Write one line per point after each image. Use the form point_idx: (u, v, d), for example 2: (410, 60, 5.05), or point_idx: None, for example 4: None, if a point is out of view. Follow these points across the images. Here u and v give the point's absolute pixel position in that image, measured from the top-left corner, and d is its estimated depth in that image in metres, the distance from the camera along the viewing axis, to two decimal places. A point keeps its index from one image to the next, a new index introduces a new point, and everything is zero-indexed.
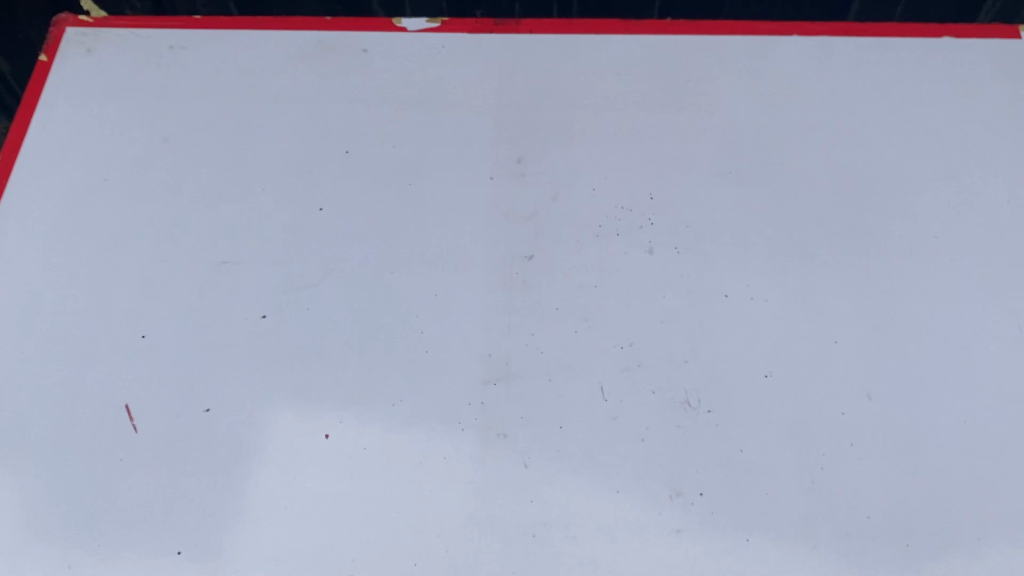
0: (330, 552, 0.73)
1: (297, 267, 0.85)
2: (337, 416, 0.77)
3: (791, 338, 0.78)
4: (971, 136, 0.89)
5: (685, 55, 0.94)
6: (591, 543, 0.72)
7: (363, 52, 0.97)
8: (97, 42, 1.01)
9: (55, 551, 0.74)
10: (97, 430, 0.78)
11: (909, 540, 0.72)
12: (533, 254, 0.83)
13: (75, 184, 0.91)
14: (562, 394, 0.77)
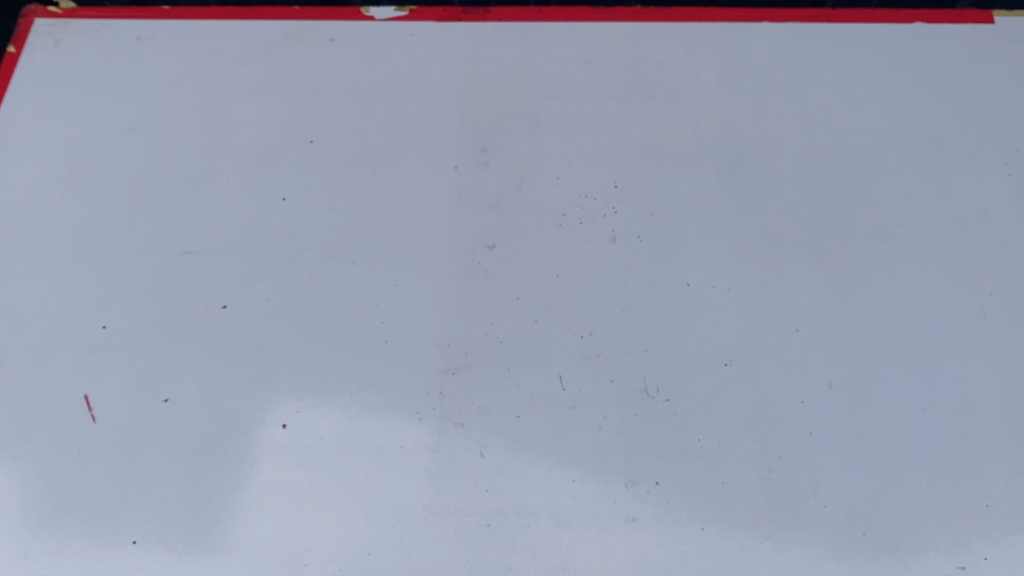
0: (286, 542, 0.81)
1: (262, 260, 0.94)
2: (294, 407, 0.86)
3: (741, 328, 0.89)
4: (896, 129, 1.02)
5: (648, 45, 1.07)
6: (547, 532, 0.81)
7: (330, 41, 1.09)
8: (64, 32, 1.12)
9: (17, 540, 0.81)
10: (57, 422, 0.86)
11: (846, 532, 0.81)
12: (494, 244, 0.94)
13: (38, 185, 1.00)
14: (521, 383, 0.86)
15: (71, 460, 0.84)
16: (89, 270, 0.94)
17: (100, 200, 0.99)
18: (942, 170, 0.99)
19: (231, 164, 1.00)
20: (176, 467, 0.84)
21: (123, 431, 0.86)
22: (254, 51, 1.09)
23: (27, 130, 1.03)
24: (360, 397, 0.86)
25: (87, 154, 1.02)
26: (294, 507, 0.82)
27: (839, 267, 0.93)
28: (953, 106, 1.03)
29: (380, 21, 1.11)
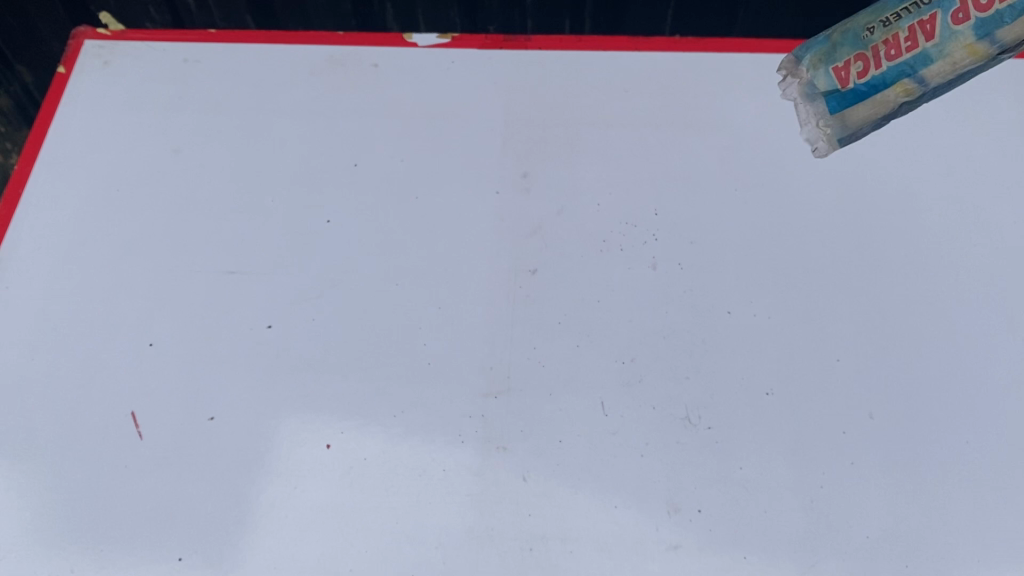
0: (329, 562, 0.81)
1: (306, 281, 0.95)
2: (339, 428, 0.87)
3: (782, 357, 0.90)
4: (935, 160, 1.02)
5: (688, 75, 1.09)
6: (589, 557, 0.81)
7: (373, 67, 1.11)
8: (113, 54, 1.14)
9: (64, 553, 0.82)
10: (105, 438, 0.87)
11: (888, 563, 0.80)
12: (536, 269, 0.95)
13: (88, 202, 1.02)
14: (562, 408, 0.87)
15: (118, 475, 0.85)
16: (138, 287, 0.96)
17: (147, 219, 1.00)
18: (982, 202, 0.99)
19: (276, 185, 1.02)
20: (219, 484, 0.84)
21: (169, 447, 0.86)
22: (298, 75, 1.11)
23: (76, 148, 1.05)
24: (404, 419, 0.87)
25: (135, 173, 1.04)
26: (338, 527, 0.82)
27: (877, 298, 0.93)
28: (993, 138, 1.04)
29: (423, 47, 1.13)
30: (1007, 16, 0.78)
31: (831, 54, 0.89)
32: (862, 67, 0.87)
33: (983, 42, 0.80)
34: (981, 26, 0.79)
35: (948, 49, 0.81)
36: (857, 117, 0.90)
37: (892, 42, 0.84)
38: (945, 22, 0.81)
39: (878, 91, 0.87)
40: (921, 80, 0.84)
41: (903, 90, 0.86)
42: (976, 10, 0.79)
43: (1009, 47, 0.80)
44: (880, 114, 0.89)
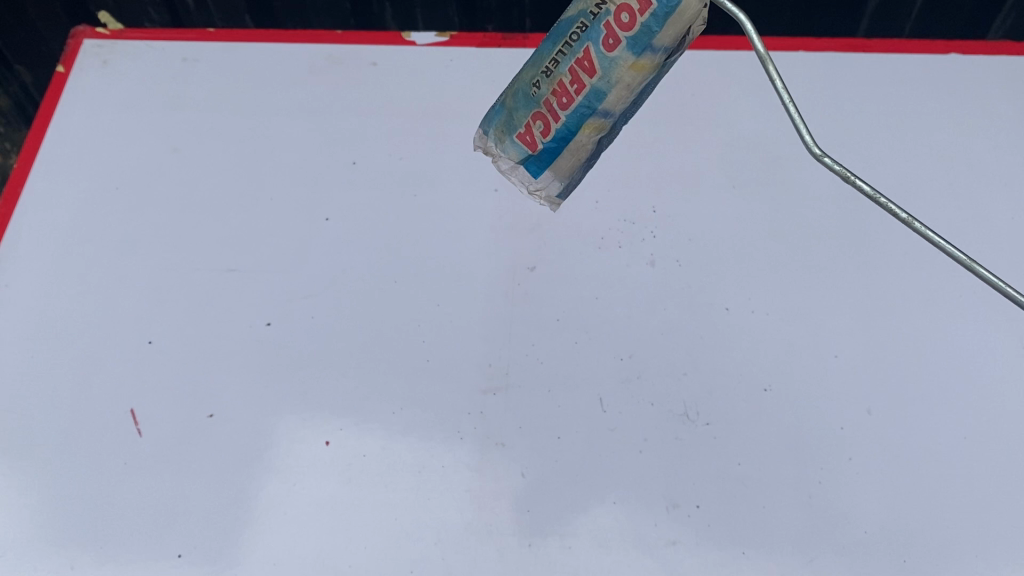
0: (329, 559, 0.81)
1: (305, 278, 0.95)
2: (338, 425, 0.87)
3: (780, 353, 0.90)
4: (932, 157, 1.02)
5: (686, 75, 1.09)
6: (588, 552, 0.81)
7: (372, 65, 1.12)
8: (112, 53, 1.15)
9: (63, 550, 0.82)
10: (105, 435, 0.87)
11: (887, 558, 0.80)
12: (534, 266, 0.95)
13: (88, 200, 1.02)
14: (561, 404, 0.87)
15: (117, 473, 0.85)
16: (137, 285, 0.96)
17: (146, 217, 1.01)
18: (979, 198, 0.99)
19: (275, 184, 1.02)
20: (219, 481, 0.84)
21: (168, 444, 0.86)
22: (298, 73, 1.11)
23: (75, 147, 1.06)
24: (403, 416, 0.87)
25: (134, 172, 1.04)
26: (337, 523, 0.83)
27: (875, 294, 0.93)
28: (989, 135, 1.04)
29: (421, 46, 1.13)
30: (654, 26, 0.68)
31: (508, 119, 0.77)
32: (543, 126, 0.75)
33: (646, 56, 0.69)
34: (635, 44, 0.69)
35: (615, 77, 0.71)
36: (566, 168, 0.78)
37: (558, 92, 0.73)
38: (599, 52, 0.70)
39: (575, 139, 0.75)
40: (605, 113, 0.73)
41: (593, 129, 0.75)
42: (621, 32, 0.69)
43: (666, 51, 0.70)
44: (583, 159, 0.77)
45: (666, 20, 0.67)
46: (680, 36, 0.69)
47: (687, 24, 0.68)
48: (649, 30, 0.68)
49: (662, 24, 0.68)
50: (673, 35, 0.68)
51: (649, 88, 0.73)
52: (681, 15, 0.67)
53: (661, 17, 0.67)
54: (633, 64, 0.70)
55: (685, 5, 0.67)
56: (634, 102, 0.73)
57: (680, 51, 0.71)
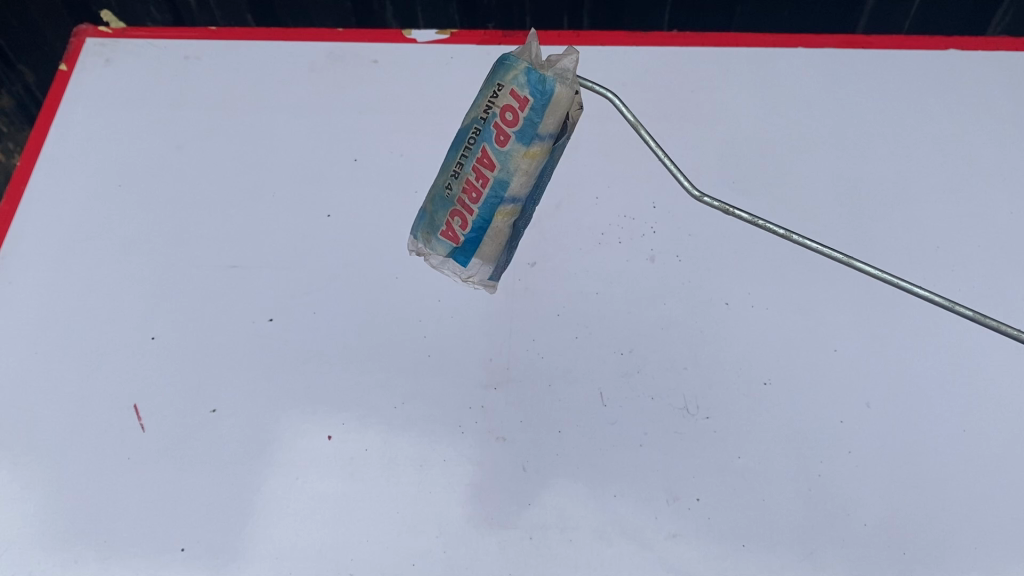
0: (331, 552, 0.82)
1: (306, 274, 0.96)
2: (340, 419, 0.87)
3: (779, 347, 0.90)
4: (931, 152, 1.03)
5: (686, 72, 1.10)
6: (589, 546, 0.81)
7: (373, 62, 1.12)
8: (114, 51, 1.15)
9: (68, 544, 0.82)
10: (108, 430, 0.87)
11: (886, 550, 0.81)
12: (535, 262, 0.96)
13: (91, 197, 1.02)
14: (562, 399, 0.88)
15: (120, 467, 0.86)
16: (140, 281, 0.96)
17: (149, 214, 1.01)
18: (979, 192, 1.00)
19: (277, 181, 1.03)
20: (222, 475, 0.85)
21: (171, 439, 0.87)
22: (299, 71, 1.12)
23: (78, 144, 1.06)
24: (404, 410, 0.88)
25: (137, 169, 1.05)
26: (339, 517, 0.83)
27: (874, 289, 0.94)
28: (989, 130, 1.04)
29: (422, 43, 1.14)
30: (535, 117, 0.78)
31: (428, 224, 0.85)
32: (460, 220, 0.83)
33: (536, 144, 0.79)
34: (523, 135, 0.79)
35: (514, 166, 0.80)
36: (490, 253, 0.84)
37: (467, 189, 0.82)
38: (495, 149, 0.80)
39: (491, 227, 0.83)
40: (513, 199, 0.82)
41: (506, 215, 0.83)
42: (508, 129, 0.79)
43: (552, 136, 0.80)
44: (504, 243, 0.84)
45: (545, 109, 0.78)
46: (559, 120, 0.80)
47: (564, 110, 0.79)
48: (533, 121, 0.78)
49: (542, 114, 0.78)
50: (553, 122, 0.79)
51: (543, 170, 0.83)
52: (556, 104, 0.78)
53: (540, 108, 0.78)
54: (526, 154, 0.79)
55: (556, 95, 0.78)
56: (533, 185, 0.82)
57: (563, 135, 0.82)
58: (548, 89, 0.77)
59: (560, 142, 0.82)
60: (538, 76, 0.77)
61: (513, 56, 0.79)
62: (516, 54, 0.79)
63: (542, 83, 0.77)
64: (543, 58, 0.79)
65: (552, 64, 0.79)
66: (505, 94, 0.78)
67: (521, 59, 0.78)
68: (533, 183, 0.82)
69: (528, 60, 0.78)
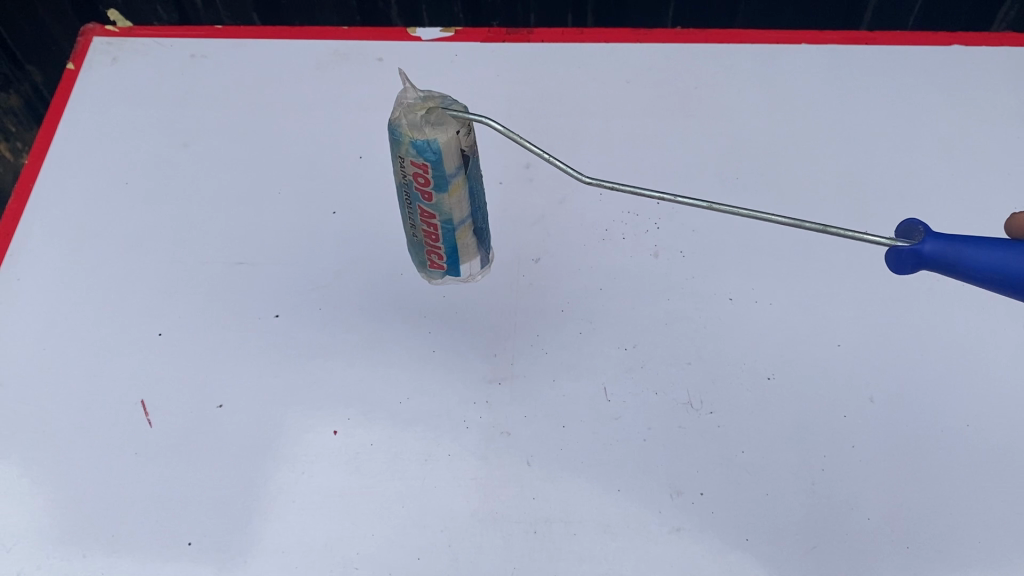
0: (336, 546, 0.82)
1: (311, 271, 0.97)
2: (345, 414, 0.88)
3: (782, 342, 0.90)
4: (935, 147, 1.03)
5: (689, 69, 1.11)
6: (593, 539, 0.81)
7: (378, 61, 1.13)
8: (121, 50, 1.16)
9: (75, 539, 0.83)
10: (116, 426, 0.88)
11: (891, 544, 0.80)
12: (539, 259, 0.96)
13: (99, 195, 1.03)
14: (566, 394, 0.88)
15: (128, 463, 0.86)
16: (147, 278, 0.97)
17: (156, 212, 1.02)
18: (983, 187, 1.00)
19: (282, 178, 1.04)
20: (229, 470, 0.86)
21: (178, 435, 0.88)
22: (304, 69, 1.13)
23: (86, 142, 1.07)
24: (409, 405, 0.88)
25: (144, 167, 1.06)
26: (345, 512, 0.83)
27: (877, 284, 0.94)
28: (992, 125, 1.04)
29: (427, 41, 1.14)
30: (440, 172, 0.81)
31: (415, 257, 0.94)
32: (435, 254, 0.91)
33: (453, 184, 0.83)
34: (439, 186, 0.83)
35: (449, 208, 0.85)
36: (471, 257, 0.93)
37: (427, 232, 0.89)
38: (427, 204, 0.85)
39: (460, 245, 0.90)
40: (464, 221, 0.88)
41: (467, 231, 0.90)
42: (426, 187, 0.83)
43: (461, 168, 0.83)
44: (478, 246, 0.92)
45: (442, 162, 0.81)
46: (462, 151, 0.82)
47: (458, 147, 0.81)
48: (440, 173, 0.82)
49: (443, 167, 0.81)
50: (455, 160, 0.81)
51: (475, 185, 0.87)
52: (447, 153, 0.80)
53: (438, 164, 0.81)
54: (451, 196, 0.84)
55: (445, 148, 0.80)
56: (473, 207, 0.87)
57: (473, 151, 0.84)
58: (436, 147, 0.79)
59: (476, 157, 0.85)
60: (421, 145, 0.79)
61: (393, 128, 0.80)
62: (392, 121, 0.80)
63: (428, 146, 0.79)
64: (416, 114, 0.79)
65: (427, 114, 0.79)
66: (407, 164, 0.82)
67: (400, 133, 0.79)
68: (472, 204, 0.87)
69: (405, 128, 0.79)
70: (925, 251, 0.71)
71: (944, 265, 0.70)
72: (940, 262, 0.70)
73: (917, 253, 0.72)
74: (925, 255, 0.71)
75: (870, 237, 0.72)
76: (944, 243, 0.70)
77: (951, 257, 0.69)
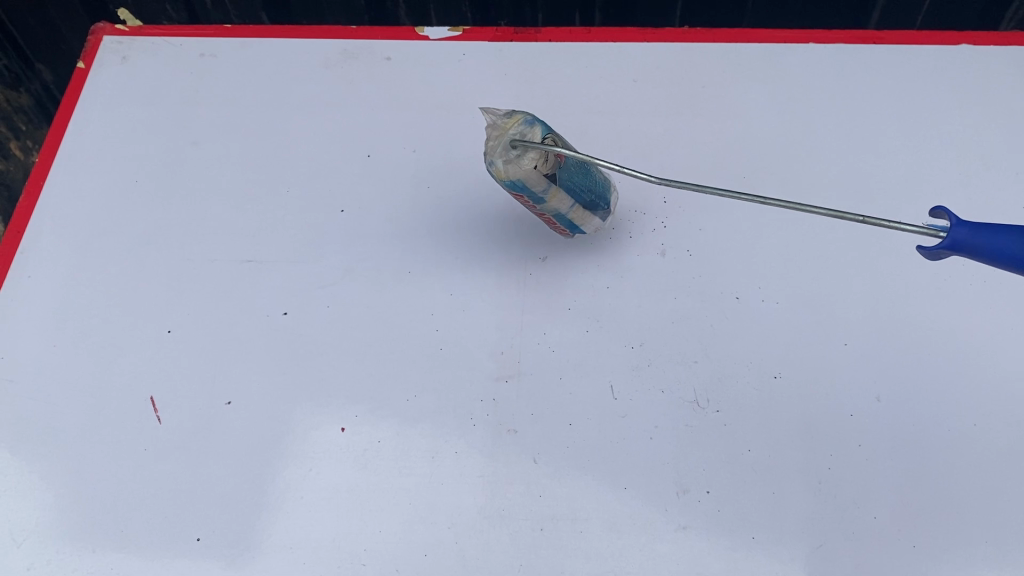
0: (344, 542, 0.82)
1: (319, 268, 0.97)
2: (353, 411, 0.88)
3: (789, 341, 0.90)
4: (943, 147, 1.03)
5: (697, 68, 1.11)
6: (600, 537, 0.82)
7: (386, 60, 1.13)
8: (131, 49, 1.16)
9: (86, 534, 0.84)
10: (126, 422, 0.89)
11: (895, 544, 0.81)
12: (546, 257, 0.96)
13: (108, 193, 1.04)
14: (573, 392, 0.88)
15: (137, 459, 0.87)
16: (156, 276, 0.98)
17: (165, 210, 1.02)
18: (991, 187, 0.99)
19: (291, 177, 1.04)
20: (238, 466, 0.86)
21: (187, 431, 0.88)
22: (313, 67, 1.13)
23: (96, 141, 1.08)
24: (416, 403, 0.88)
25: (153, 165, 1.06)
26: (352, 508, 0.84)
27: (885, 284, 0.94)
28: (1001, 125, 1.04)
29: (435, 40, 1.15)
30: (532, 194, 0.85)
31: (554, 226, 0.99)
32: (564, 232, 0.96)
33: (547, 197, 0.86)
34: (537, 200, 0.86)
35: (556, 210, 0.89)
36: (596, 224, 0.95)
37: (544, 219, 0.92)
38: (534, 210, 0.89)
39: (580, 224, 0.93)
40: (577, 208, 0.90)
41: (584, 214, 0.92)
42: (527, 201, 0.87)
43: (551, 183, 0.85)
44: (599, 216, 0.94)
45: (531, 187, 0.84)
46: (548, 171, 0.85)
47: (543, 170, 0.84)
48: (533, 194, 0.85)
49: (532, 191, 0.85)
50: (541, 180, 0.84)
51: (575, 177, 0.88)
52: (530, 180, 0.83)
53: (527, 189, 0.84)
54: (550, 202, 0.87)
55: (529, 179, 0.83)
56: (575, 195, 0.88)
57: (563, 157, 0.86)
58: (521, 182, 0.83)
59: (566, 157, 0.86)
60: (507, 183, 0.83)
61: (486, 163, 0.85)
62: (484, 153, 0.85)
63: (515, 182, 0.83)
64: (500, 150, 0.83)
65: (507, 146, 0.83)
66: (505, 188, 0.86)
67: (490, 167, 0.84)
68: (574, 193, 0.89)
69: (493, 165, 0.84)
70: (955, 239, 0.69)
71: (985, 252, 0.68)
72: (974, 249, 0.68)
73: (943, 243, 0.70)
74: (953, 243, 0.70)
75: (905, 226, 0.71)
76: (970, 229, 0.69)
77: (992, 248, 0.67)
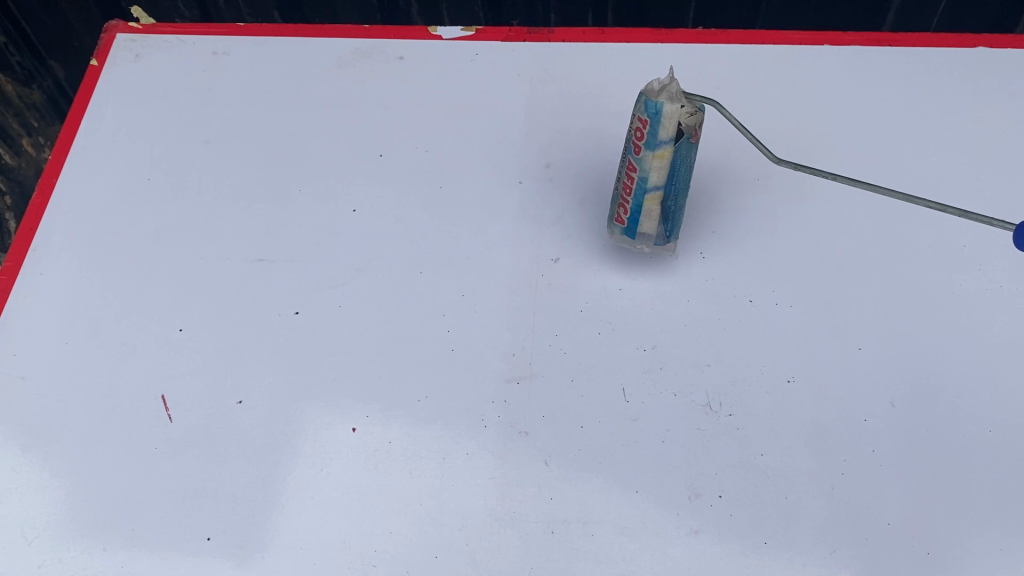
0: (354, 543, 0.82)
1: (330, 268, 0.97)
2: (364, 412, 0.88)
3: (803, 345, 0.90)
4: (959, 150, 1.02)
5: (711, 70, 1.10)
6: (611, 540, 0.82)
7: (399, 59, 1.13)
8: (144, 47, 1.16)
9: (96, 532, 0.84)
10: (136, 421, 0.89)
11: (909, 550, 0.80)
12: (559, 259, 0.96)
13: (120, 191, 1.04)
14: (584, 394, 0.88)
15: (148, 457, 0.87)
16: (167, 275, 0.98)
17: (176, 208, 1.02)
18: (1008, 191, 0.99)
19: (303, 176, 1.04)
20: (247, 466, 0.86)
21: (197, 429, 0.88)
22: (325, 66, 1.13)
23: (108, 139, 1.08)
24: (427, 404, 0.88)
25: (165, 163, 1.06)
26: (362, 508, 0.84)
27: (899, 288, 0.93)
28: (1018, 128, 1.03)
29: (447, 40, 1.15)
30: (653, 130, 0.85)
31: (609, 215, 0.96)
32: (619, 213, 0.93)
33: (662, 147, 0.85)
34: (650, 143, 0.86)
35: (648, 168, 0.87)
36: (649, 229, 0.93)
37: (623, 182, 0.91)
38: (633, 158, 0.88)
39: (644, 212, 0.91)
40: (660, 189, 0.89)
41: (655, 204, 0.90)
42: (639, 141, 0.86)
43: (674, 140, 0.85)
44: (658, 224, 0.92)
45: (660, 125, 0.84)
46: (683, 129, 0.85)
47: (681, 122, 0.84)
48: (654, 134, 0.85)
49: (659, 128, 0.84)
50: (672, 130, 0.84)
51: (686, 161, 0.88)
52: (667, 118, 0.84)
53: (656, 122, 0.84)
54: (655, 157, 0.86)
55: (668, 113, 0.83)
56: (674, 173, 0.88)
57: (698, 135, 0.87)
58: (660, 110, 0.83)
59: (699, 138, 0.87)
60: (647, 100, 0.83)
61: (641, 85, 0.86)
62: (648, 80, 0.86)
63: (654, 104, 0.83)
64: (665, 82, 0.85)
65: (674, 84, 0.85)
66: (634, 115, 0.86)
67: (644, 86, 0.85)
68: (673, 174, 0.88)
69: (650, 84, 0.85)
70: None
71: None
72: None
73: None
74: None
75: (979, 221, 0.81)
76: None
77: None
